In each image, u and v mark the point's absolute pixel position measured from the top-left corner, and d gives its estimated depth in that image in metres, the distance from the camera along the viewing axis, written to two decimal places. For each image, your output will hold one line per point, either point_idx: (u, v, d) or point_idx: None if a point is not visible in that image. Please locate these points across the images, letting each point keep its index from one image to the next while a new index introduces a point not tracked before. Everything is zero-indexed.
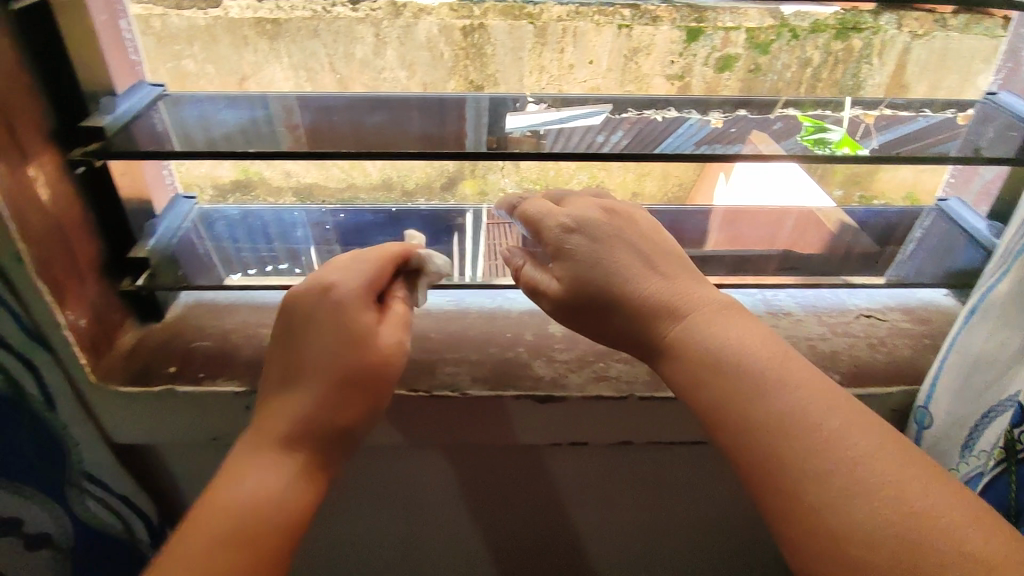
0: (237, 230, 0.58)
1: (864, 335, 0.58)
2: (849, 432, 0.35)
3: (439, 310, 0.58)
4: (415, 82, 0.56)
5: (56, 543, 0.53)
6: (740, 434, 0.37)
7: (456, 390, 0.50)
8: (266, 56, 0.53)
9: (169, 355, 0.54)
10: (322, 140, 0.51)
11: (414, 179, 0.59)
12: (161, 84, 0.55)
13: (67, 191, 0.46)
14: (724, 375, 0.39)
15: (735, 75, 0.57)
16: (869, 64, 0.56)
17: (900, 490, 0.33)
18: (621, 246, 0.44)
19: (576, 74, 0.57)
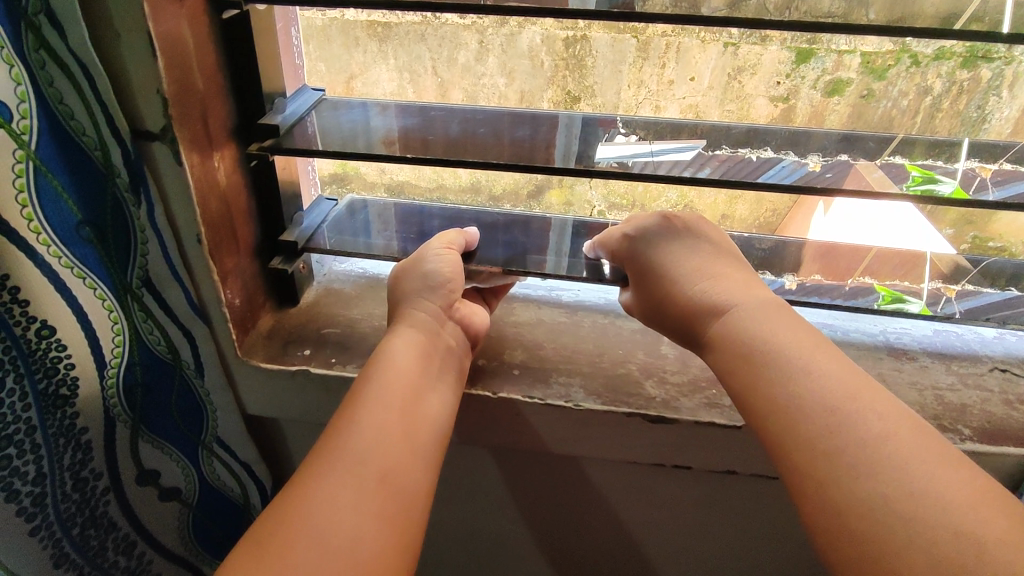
0: (365, 209, 0.64)
1: (998, 391, 0.55)
2: (865, 419, 0.36)
3: (553, 319, 0.61)
4: (513, 90, 0.60)
5: (184, 499, 0.56)
6: (770, 424, 0.39)
7: (569, 401, 0.52)
8: (375, 56, 0.58)
9: (305, 338, 0.58)
10: (425, 144, 0.55)
11: (501, 185, 0.63)
12: (320, 89, 0.61)
13: (239, 182, 0.52)
14: (761, 364, 0.41)
15: (845, 100, 0.56)
16: (997, 97, 0.53)
17: (900, 471, 0.34)
18: (683, 248, 0.49)
19: (675, 91, 0.58)
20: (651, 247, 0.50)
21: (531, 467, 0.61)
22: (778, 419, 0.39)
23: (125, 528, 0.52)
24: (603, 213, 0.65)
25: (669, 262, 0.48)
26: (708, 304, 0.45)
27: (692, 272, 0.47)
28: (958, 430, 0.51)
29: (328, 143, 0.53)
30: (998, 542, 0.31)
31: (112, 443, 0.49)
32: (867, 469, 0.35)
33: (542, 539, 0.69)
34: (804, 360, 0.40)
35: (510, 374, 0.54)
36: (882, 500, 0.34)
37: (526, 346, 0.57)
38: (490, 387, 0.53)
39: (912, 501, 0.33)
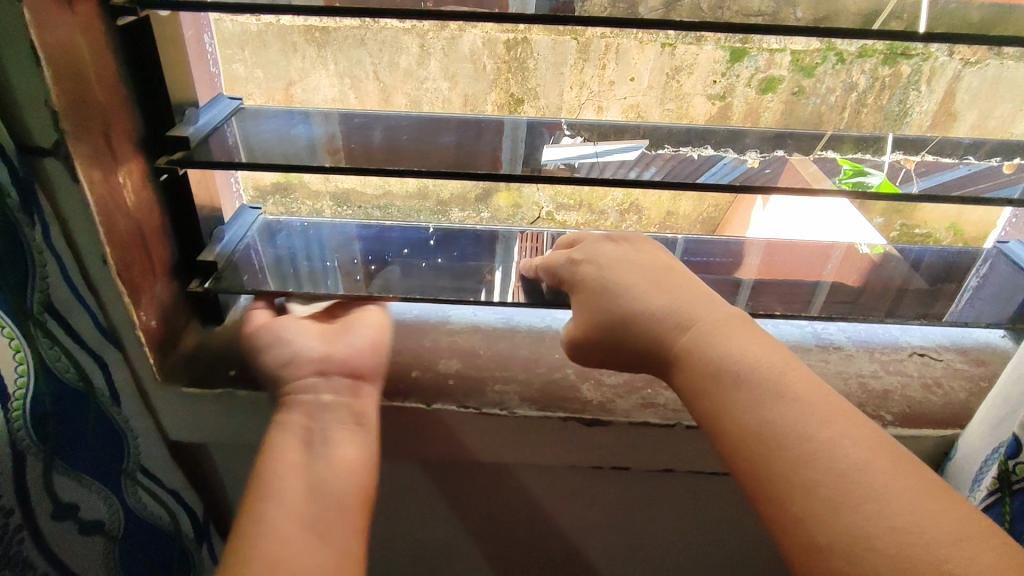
0: (292, 240, 0.61)
1: (916, 375, 0.57)
2: (802, 407, 0.38)
3: (489, 327, 0.60)
4: (457, 93, 0.59)
5: (109, 531, 0.52)
6: (713, 420, 0.41)
7: (505, 409, 0.51)
8: (314, 62, 0.56)
9: (229, 359, 0.55)
10: (357, 153, 0.54)
11: (450, 190, 0.63)
12: (239, 98, 0.59)
13: (148, 198, 0.49)
14: (705, 365, 0.42)
15: (778, 97, 0.58)
16: (917, 91, 0.56)
17: (829, 455, 0.36)
18: (631, 269, 0.49)
19: (616, 91, 0.59)
20: (598, 264, 0.50)
21: (476, 481, 0.59)
22: (720, 414, 0.41)
23: (41, 568, 0.47)
24: (552, 214, 0.65)
25: (614, 281, 0.48)
26: (657, 321, 0.45)
27: (643, 288, 0.47)
28: (880, 416, 0.53)
29: (250, 155, 0.51)
30: (919, 519, 0.33)
31: (24, 480, 0.44)
32: (802, 455, 0.36)
33: (491, 548, 0.69)
34: (746, 356, 0.41)
35: (445, 385, 0.53)
36: (815, 482, 0.36)
37: (462, 353, 0.56)
38: (425, 398, 0.52)
39: (845, 481, 0.35)
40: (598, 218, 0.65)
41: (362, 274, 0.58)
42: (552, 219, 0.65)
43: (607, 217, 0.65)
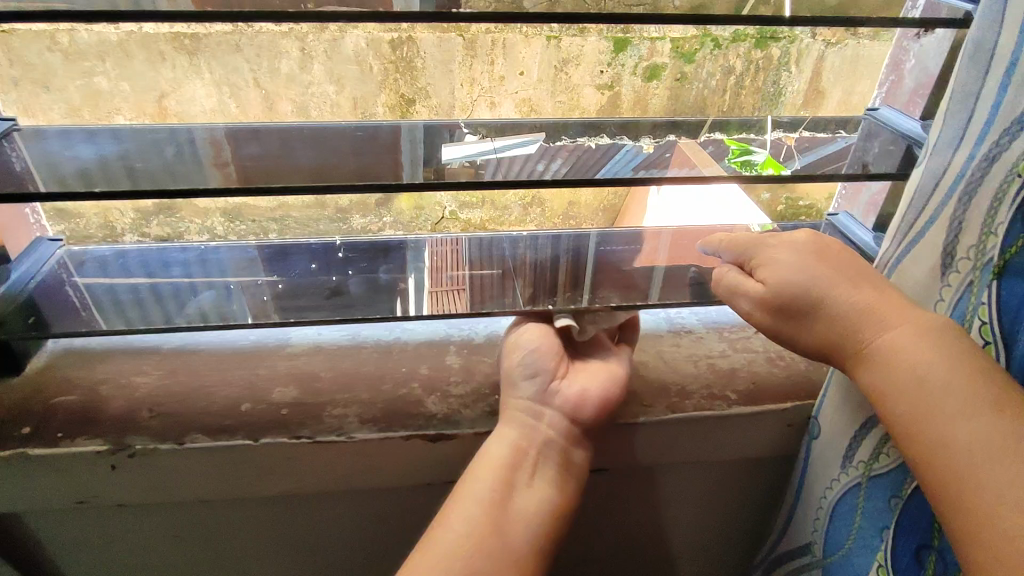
0: (120, 266, 0.55)
1: (763, 350, 0.58)
2: (982, 429, 0.35)
3: (332, 345, 0.56)
4: (345, 98, 0.52)
5: None
6: (898, 422, 0.38)
7: (342, 435, 0.48)
8: (186, 72, 0.48)
9: (26, 415, 0.48)
10: (256, 175, 0.50)
11: (348, 197, 0.56)
12: (14, 118, 0.51)
13: None
14: (901, 371, 0.39)
15: (663, 84, 0.55)
16: (787, 72, 0.54)
17: (987, 480, 0.34)
18: (830, 260, 0.44)
19: (507, 86, 0.54)
20: (794, 244, 0.46)
21: (326, 519, 0.55)
22: (905, 417, 0.38)
23: None
24: (455, 214, 0.59)
25: (805, 275, 0.44)
26: (846, 317, 0.42)
27: (831, 282, 0.43)
28: (724, 396, 0.53)
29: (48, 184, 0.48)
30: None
31: None
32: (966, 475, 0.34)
33: None
34: (922, 363, 0.38)
35: (278, 416, 0.48)
36: (988, 510, 0.33)
37: (301, 378, 0.52)
38: (253, 433, 0.47)
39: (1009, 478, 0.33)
40: (501, 214, 0.59)
41: (269, 293, 0.54)
42: (456, 219, 0.59)
43: (510, 211, 0.58)
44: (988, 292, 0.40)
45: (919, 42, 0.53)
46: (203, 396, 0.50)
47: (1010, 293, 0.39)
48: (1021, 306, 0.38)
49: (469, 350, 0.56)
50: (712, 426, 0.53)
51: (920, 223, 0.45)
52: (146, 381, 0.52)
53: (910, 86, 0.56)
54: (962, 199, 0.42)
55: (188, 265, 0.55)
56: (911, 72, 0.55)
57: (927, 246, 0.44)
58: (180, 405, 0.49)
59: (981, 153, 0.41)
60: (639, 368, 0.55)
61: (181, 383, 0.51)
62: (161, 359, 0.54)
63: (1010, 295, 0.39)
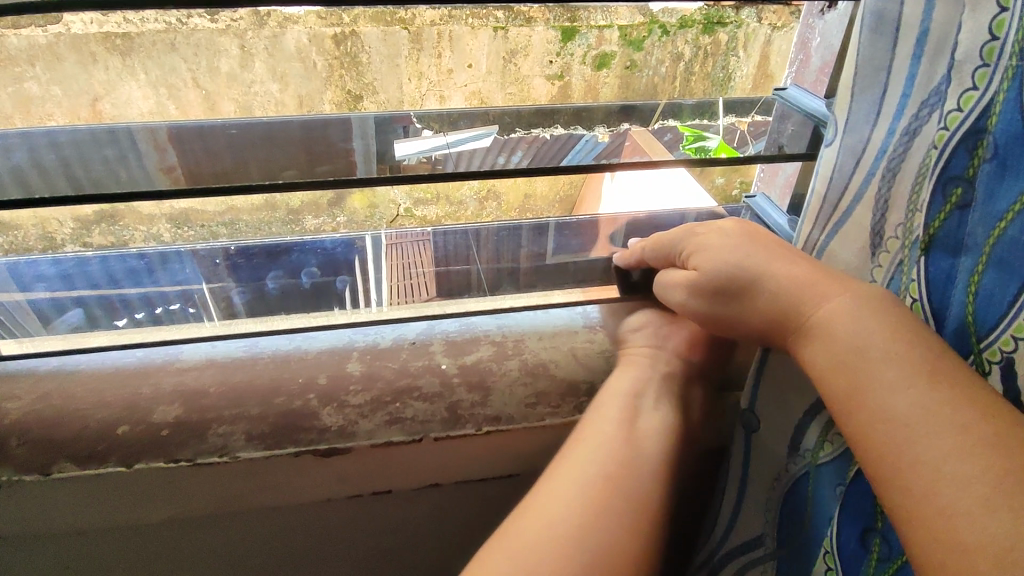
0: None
1: None
2: (923, 400, 0.32)
3: (226, 358, 0.52)
4: (290, 96, 0.51)
5: None
6: (835, 401, 0.36)
7: (225, 455, 0.45)
8: (120, 74, 0.46)
9: None
10: (202, 175, 0.47)
11: (299, 197, 0.54)
12: None
13: None
14: (834, 343, 0.36)
15: (613, 73, 0.53)
16: (735, 57, 0.54)
17: (930, 450, 0.31)
18: (762, 243, 0.43)
19: (456, 79, 0.54)
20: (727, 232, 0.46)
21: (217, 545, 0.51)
22: (841, 394, 0.35)
23: None
24: (410, 210, 0.58)
25: (738, 256, 0.43)
26: (776, 292, 0.40)
27: (763, 261, 0.42)
28: None
29: None
30: (979, 478, 0.29)
31: None
32: (912, 447, 0.32)
33: None
34: (856, 333, 0.36)
35: (156, 437, 0.45)
36: (932, 482, 0.30)
37: (186, 396, 0.48)
38: (127, 458, 0.44)
39: (948, 449, 0.30)
40: (456, 209, 0.59)
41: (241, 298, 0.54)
42: (412, 215, 0.58)
43: (465, 206, 0.59)
44: (915, 268, 0.38)
45: (824, 18, 0.51)
46: (78, 420, 0.47)
47: (938, 268, 0.37)
48: (947, 281, 0.36)
49: (372, 356, 0.53)
50: None
51: (843, 204, 0.43)
52: (16, 406, 0.48)
53: (818, 64, 0.53)
54: (885, 176, 0.40)
55: (52, 282, 0.51)
56: (818, 48, 0.52)
57: (856, 226, 0.42)
58: (51, 430, 0.46)
59: (897, 128, 0.39)
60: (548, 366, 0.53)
61: (54, 408, 0.48)
62: (36, 381, 0.50)
63: (937, 269, 0.36)
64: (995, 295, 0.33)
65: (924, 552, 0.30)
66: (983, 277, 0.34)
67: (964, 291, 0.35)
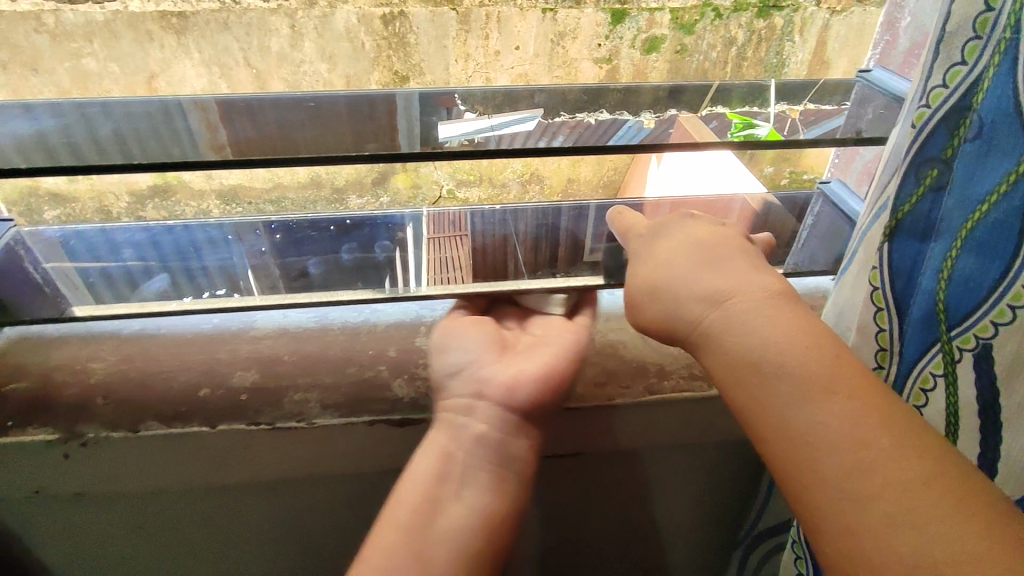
0: (71, 249, 0.53)
1: None
2: (839, 411, 0.32)
3: (299, 327, 0.53)
4: (337, 77, 0.49)
5: None
6: (750, 413, 0.35)
7: (303, 420, 0.46)
8: (175, 52, 0.45)
9: None
10: (254, 146, 0.47)
11: (344, 175, 0.53)
12: None
13: None
14: (739, 353, 0.35)
15: (663, 57, 0.51)
16: (791, 42, 0.51)
17: (849, 463, 0.31)
18: (685, 249, 0.41)
19: (502, 61, 0.51)
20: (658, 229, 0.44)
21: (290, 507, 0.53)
22: (758, 408, 0.35)
23: None
24: (452, 192, 0.56)
25: (667, 258, 0.41)
26: (684, 299, 0.39)
27: (680, 267, 0.40)
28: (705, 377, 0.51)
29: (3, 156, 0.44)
30: (907, 490, 0.29)
31: None
32: (819, 458, 0.32)
33: None
34: (772, 341, 0.35)
35: (236, 401, 0.47)
36: (847, 495, 0.31)
37: (262, 361, 0.49)
38: (211, 420, 0.46)
39: (868, 464, 0.30)
40: (498, 192, 0.56)
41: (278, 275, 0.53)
42: (454, 198, 0.56)
43: (508, 190, 0.56)
44: (878, 256, 0.36)
45: None
46: (159, 381, 0.48)
47: (902, 254, 0.35)
48: (911, 269, 0.35)
49: None
50: (681, 407, 0.52)
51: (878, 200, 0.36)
52: (101, 366, 0.49)
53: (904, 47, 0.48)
54: (907, 168, 0.33)
55: (137, 245, 0.53)
56: (906, 30, 0.47)
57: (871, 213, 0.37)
58: (135, 391, 0.48)
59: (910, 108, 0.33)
60: (618, 348, 0.52)
61: (137, 368, 0.49)
62: (118, 343, 0.52)
63: (902, 256, 0.35)
64: (971, 280, 0.32)
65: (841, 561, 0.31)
66: (957, 261, 0.32)
67: (936, 275, 0.34)
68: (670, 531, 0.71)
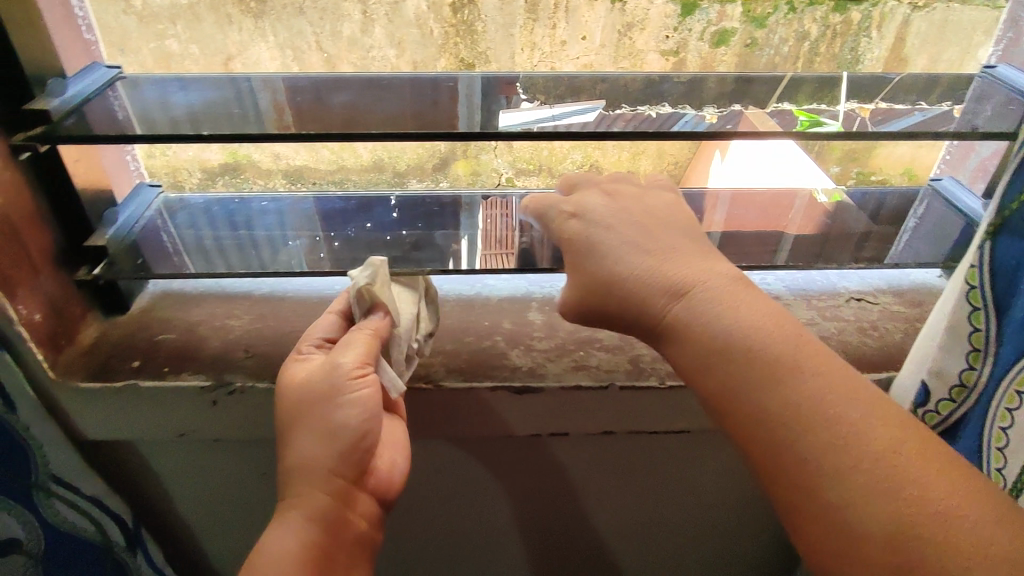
0: (212, 218, 0.56)
1: (853, 320, 0.56)
2: (823, 383, 0.32)
3: None
4: (405, 61, 0.53)
5: (27, 549, 0.51)
6: (721, 401, 0.34)
7: (428, 381, 0.49)
8: (252, 35, 0.50)
9: (132, 349, 0.51)
10: (308, 119, 0.48)
11: (405, 159, 0.57)
12: (118, 66, 0.52)
13: (16, 182, 0.44)
14: (712, 337, 0.34)
15: (731, 50, 0.53)
16: (867, 37, 0.51)
17: (846, 437, 0.30)
18: (624, 228, 0.39)
19: (569, 51, 0.53)
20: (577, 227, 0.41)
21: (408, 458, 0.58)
22: (748, 392, 0.33)
23: None
24: (511, 181, 0.59)
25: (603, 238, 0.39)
26: (641, 284, 0.37)
27: (610, 249, 0.38)
28: None
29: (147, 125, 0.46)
30: (919, 470, 0.29)
31: None
32: (814, 432, 0.31)
33: (444, 520, 0.67)
34: (743, 323, 0.34)
35: None
36: (841, 469, 0.30)
37: None
38: None
39: (845, 436, 0.30)
40: (558, 182, 0.58)
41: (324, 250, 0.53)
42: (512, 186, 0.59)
43: (567, 179, 0.58)
44: (980, 251, 0.37)
45: None
46: (289, 339, 0.52)
47: (1007, 251, 0.36)
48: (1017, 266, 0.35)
49: (550, 308, 0.55)
50: None
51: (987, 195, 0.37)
52: (239, 324, 0.54)
53: None
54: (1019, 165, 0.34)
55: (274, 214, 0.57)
56: None
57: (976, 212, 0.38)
58: (273, 346, 0.51)
59: None
60: None
61: (271, 327, 0.53)
62: (252, 305, 0.56)
63: (1007, 252, 0.35)
64: None
65: (825, 535, 0.30)
66: None
67: None
68: (761, 528, 0.70)
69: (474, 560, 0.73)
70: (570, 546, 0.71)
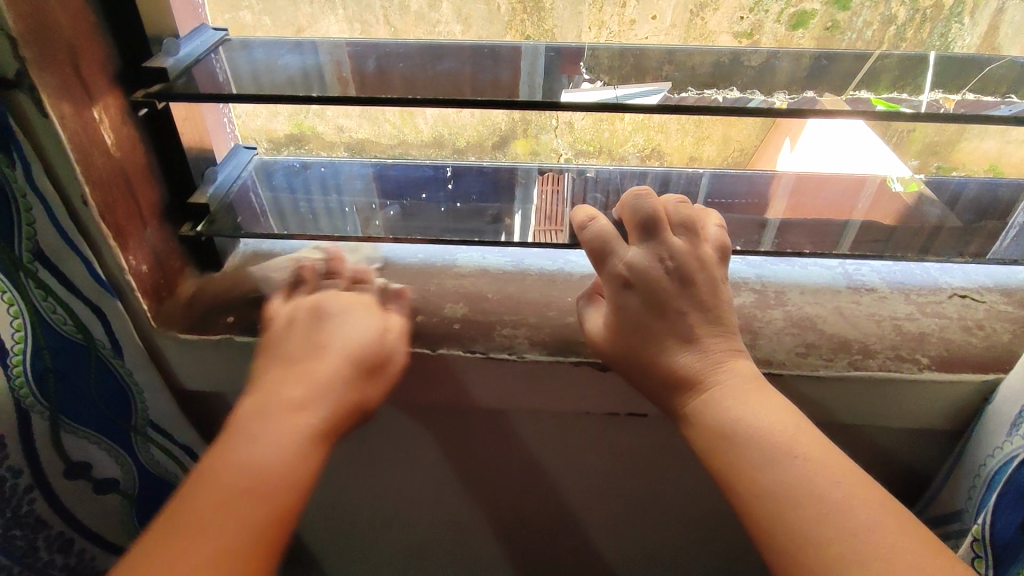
0: (301, 182, 0.58)
1: (956, 317, 0.53)
2: (812, 467, 0.36)
3: (498, 270, 0.56)
4: (470, 37, 0.51)
5: (124, 490, 0.51)
6: (726, 475, 0.39)
7: (512, 353, 0.50)
8: (321, 7, 0.50)
9: (228, 304, 0.53)
10: (374, 87, 0.47)
11: (465, 137, 0.57)
12: (223, 29, 0.53)
13: (130, 136, 0.46)
14: (717, 424, 0.40)
15: (809, 34, 0.49)
16: (959, 24, 0.47)
17: (827, 512, 0.35)
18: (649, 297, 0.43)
19: (636, 31, 0.50)
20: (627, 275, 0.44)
21: (486, 423, 0.59)
22: (739, 464, 0.38)
23: (58, 526, 0.47)
24: (570, 160, 0.58)
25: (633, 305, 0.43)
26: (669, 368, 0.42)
27: (638, 324, 0.43)
28: (915, 360, 0.49)
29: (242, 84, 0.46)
30: (877, 531, 0.34)
31: (32, 440, 0.43)
32: (802, 507, 0.35)
33: (512, 487, 0.68)
34: (748, 415, 0.39)
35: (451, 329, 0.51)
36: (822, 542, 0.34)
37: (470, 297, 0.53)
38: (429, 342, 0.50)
39: (828, 514, 0.35)
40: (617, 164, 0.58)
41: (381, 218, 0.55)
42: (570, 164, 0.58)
43: (628, 162, 0.57)
44: None
45: None
46: None
47: None
48: None
49: None
50: (884, 388, 0.50)
51: None
52: None
53: None
54: None
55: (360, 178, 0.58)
56: None
57: None
58: None
59: None
60: (815, 321, 0.52)
61: None
62: None
63: None
64: None
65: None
66: None
67: None
68: None
69: (536, 531, 0.74)
70: (632, 524, 0.72)
